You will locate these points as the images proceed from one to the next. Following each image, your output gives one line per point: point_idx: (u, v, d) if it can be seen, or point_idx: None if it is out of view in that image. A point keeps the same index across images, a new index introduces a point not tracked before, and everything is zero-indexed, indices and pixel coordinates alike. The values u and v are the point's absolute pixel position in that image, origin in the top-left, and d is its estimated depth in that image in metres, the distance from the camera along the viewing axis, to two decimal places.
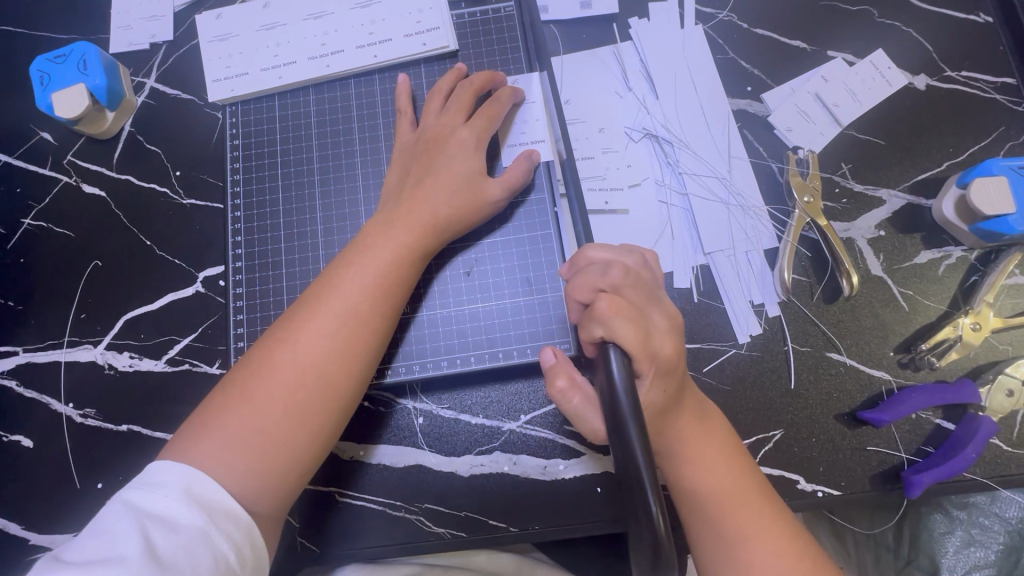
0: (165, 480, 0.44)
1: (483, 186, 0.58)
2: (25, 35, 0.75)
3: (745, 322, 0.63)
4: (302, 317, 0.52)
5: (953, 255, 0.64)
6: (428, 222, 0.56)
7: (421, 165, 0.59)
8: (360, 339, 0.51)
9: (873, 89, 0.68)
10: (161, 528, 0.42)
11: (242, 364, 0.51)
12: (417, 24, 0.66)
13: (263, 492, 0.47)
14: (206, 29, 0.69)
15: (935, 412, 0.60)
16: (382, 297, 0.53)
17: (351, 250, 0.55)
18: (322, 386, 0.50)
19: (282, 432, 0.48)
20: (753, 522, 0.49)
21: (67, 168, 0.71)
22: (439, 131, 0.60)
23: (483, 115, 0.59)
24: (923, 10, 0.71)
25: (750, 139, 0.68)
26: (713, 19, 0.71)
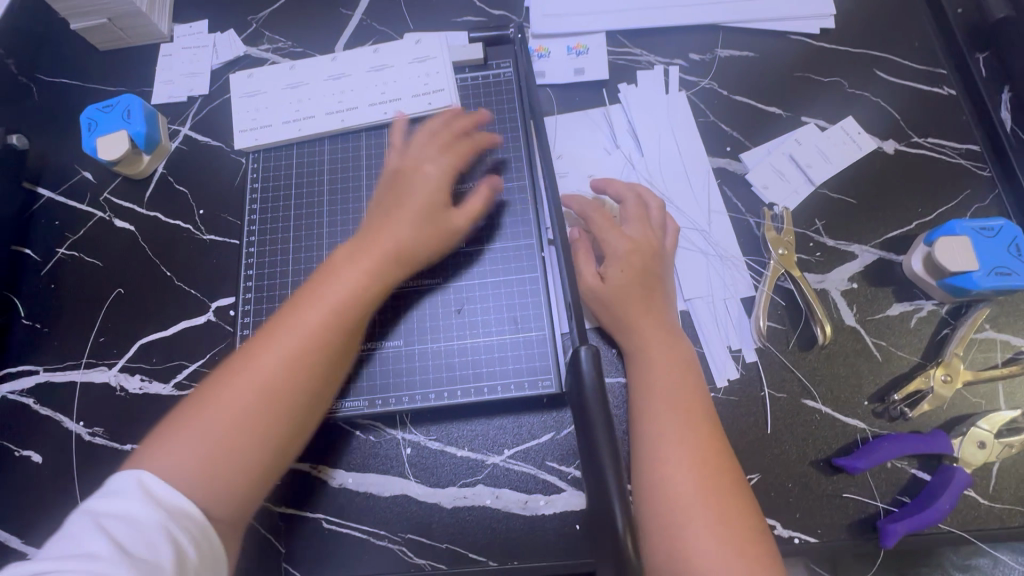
0: (123, 486, 0.45)
1: (446, 219, 0.62)
2: (79, 87, 0.84)
3: (722, 366, 0.65)
4: (269, 330, 0.53)
5: (925, 308, 0.67)
6: (400, 247, 0.58)
7: (391, 197, 0.62)
8: (323, 361, 0.53)
9: (844, 152, 0.73)
10: (125, 526, 0.43)
11: (210, 376, 0.52)
12: (425, 86, 0.73)
13: (217, 504, 0.48)
14: (238, 86, 0.77)
15: (910, 462, 0.61)
16: (348, 318, 0.54)
17: (324, 271, 0.57)
18: (281, 401, 0.51)
19: (237, 445, 0.49)
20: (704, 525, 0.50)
21: (103, 204, 0.78)
22: (411, 164, 0.64)
23: (456, 152, 0.66)
24: (890, 82, 0.77)
25: (729, 195, 0.73)
26: (696, 86, 0.78)
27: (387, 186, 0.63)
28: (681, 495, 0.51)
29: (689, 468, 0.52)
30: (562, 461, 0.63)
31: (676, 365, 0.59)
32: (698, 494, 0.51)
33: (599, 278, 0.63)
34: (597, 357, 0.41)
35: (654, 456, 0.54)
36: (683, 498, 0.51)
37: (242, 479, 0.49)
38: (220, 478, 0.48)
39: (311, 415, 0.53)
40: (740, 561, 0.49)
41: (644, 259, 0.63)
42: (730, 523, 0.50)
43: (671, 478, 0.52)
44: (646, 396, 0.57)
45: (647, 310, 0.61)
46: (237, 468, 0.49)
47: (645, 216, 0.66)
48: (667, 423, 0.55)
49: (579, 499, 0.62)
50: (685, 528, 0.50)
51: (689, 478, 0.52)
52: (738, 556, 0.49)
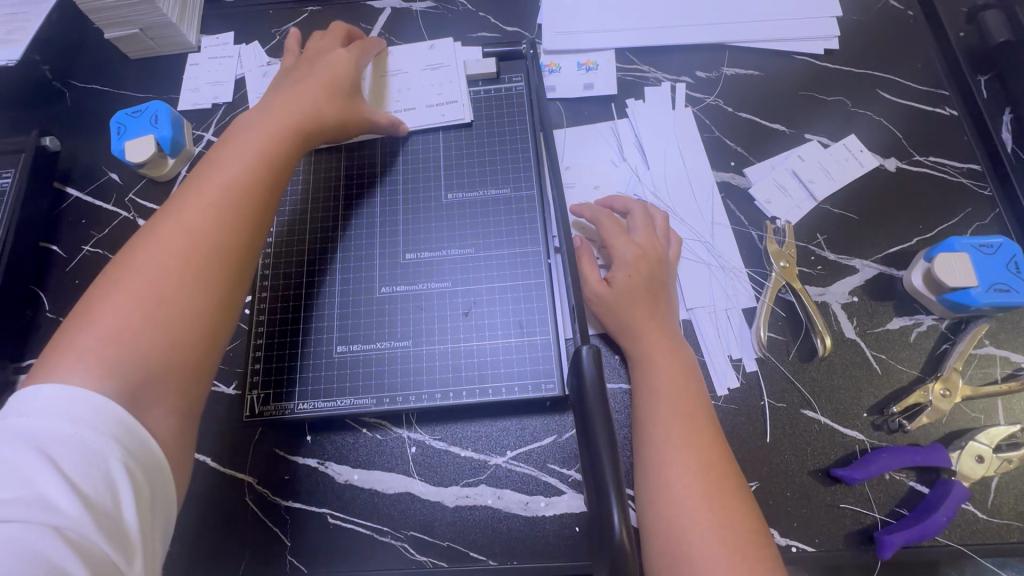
0: (48, 402, 0.41)
1: (351, 99, 0.68)
2: (109, 93, 0.88)
3: (723, 375, 0.67)
4: (169, 210, 0.53)
5: (924, 323, 0.68)
6: (308, 110, 0.63)
7: (285, 88, 0.67)
8: (246, 190, 0.55)
9: (847, 169, 0.75)
10: (64, 451, 0.39)
11: (107, 271, 0.50)
12: (438, 96, 0.77)
13: (152, 381, 0.45)
14: (258, 87, 0.86)
15: (908, 474, 0.62)
16: (267, 160, 0.58)
17: (215, 152, 0.58)
18: (200, 253, 0.51)
19: (161, 307, 0.48)
20: (702, 530, 0.51)
21: (128, 204, 0.81)
22: (311, 55, 0.72)
23: (357, 47, 0.74)
24: (893, 102, 0.79)
25: (732, 208, 0.75)
26: (702, 102, 0.81)
27: (277, 92, 0.66)
28: (687, 501, 0.53)
29: (692, 473, 0.54)
30: (563, 464, 0.65)
31: (679, 371, 0.60)
32: (701, 498, 0.52)
33: (605, 283, 0.65)
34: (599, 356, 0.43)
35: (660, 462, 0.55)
36: (688, 503, 0.52)
37: (177, 350, 0.47)
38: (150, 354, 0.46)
39: (248, 272, 0.54)
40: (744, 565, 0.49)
41: (650, 266, 0.65)
42: (734, 530, 0.51)
43: (675, 484, 0.54)
44: (650, 403, 0.59)
45: (653, 317, 0.63)
46: (173, 339, 0.47)
47: (650, 227, 0.68)
48: (671, 428, 0.56)
49: (579, 502, 0.63)
50: (690, 533, 0.51)
51: (692, 483, 0.53)
52: (742, 561, 0.50)
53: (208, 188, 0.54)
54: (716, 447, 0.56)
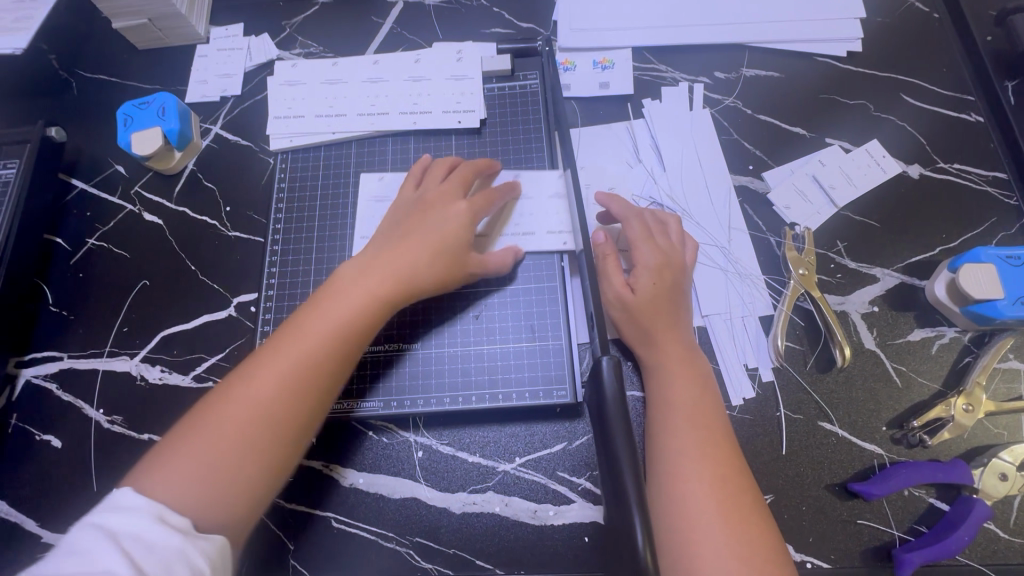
0: (136, 502, 0.44)
1: (463, 257, 0.61)
2: (116, 84, 0.86)
3: (738, 384, 0.65)
4: (262, 354, 0.54)
5: (947, 335, 0.66)
6: (405, 278, 0.58)
7: (404, 225, 0.62)
8: (307, 391, 0.53)
9: (868, 175, 0.73)
10: (139, 545, 0.42)
11: (207, 399, 0.53)
12: (513, 226, 0.68)
13: (212, 507, 0.48)
14: (280, 73, 0.79)
15: (928, 491, 0.60)
16: (343, 341, 0.55)
17: (321, 293, 0.59)
18: (274, 420, 0.51)
19: (233, 459, 0.49)
20: (715, 543, 0.50)
21: (133, 197, 0.80)
22: (434, 199, 0.64)
23: (481, 198, 0.64)
24: (916, 107, 0.77)
25: (750, 213, 0.73)
26: (720, 104, 0.79)
27: (382, 239, 0.62)
28: (699, 513, 0.51)
29: (705, 484, 0.52)
30: (573, 472, 0.63)
31: (695, 381, 0.59)
32: (715, 511, 0.51)
33: (628, 288, 0.63)
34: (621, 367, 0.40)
35: (674, 473, 0.53)
36: (701, 516, 0.51)
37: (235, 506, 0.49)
38: (216, 499, 0.48)
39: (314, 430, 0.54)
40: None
41: (674, 274, 0.64)
42: (748, 545, 0.50)
43: (687, 495, 0.52)
44: (665, 411, 0.57)
45: (671, 326, 0.62)
46: (237, 485, 0.49)
47: (664, 232, 0.67)
48: (685, 438, 0.55)
49: (589, 511, 0.62)
50: (700, 544, 0.50)
51: (705, 494, 0.52)
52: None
53: (301, 337, 0.54)
54: (731, 460, 0.54)
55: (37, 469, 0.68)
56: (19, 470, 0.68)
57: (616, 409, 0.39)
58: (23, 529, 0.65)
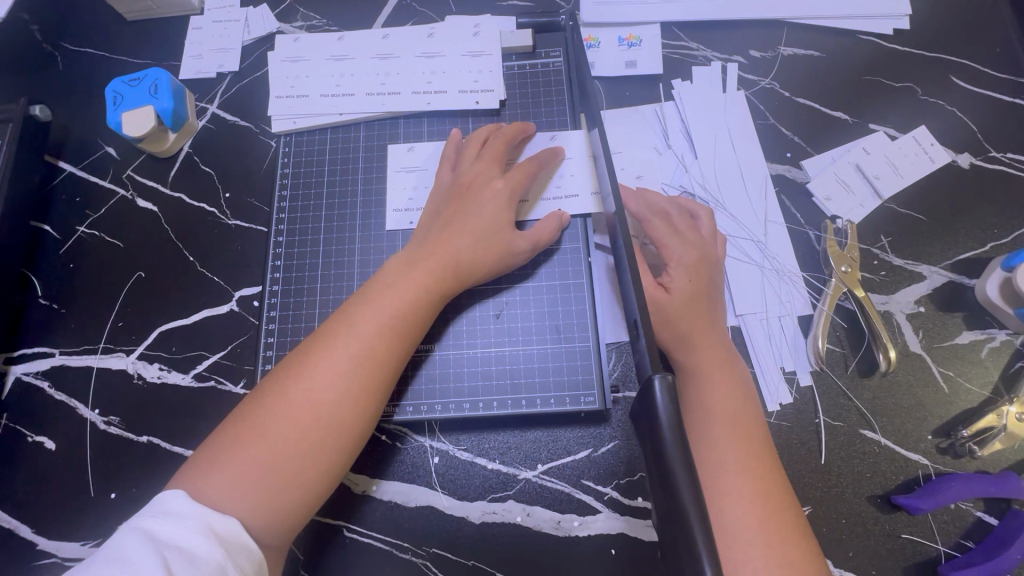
0: (185, 510, 0.43)
1: (509, 238, 0.59)
2: (104, 58, 0.80)
3: (775, 389, 0.61)
4: (311, 354, 0.51)
5: (997, 338, 0.62)
6: (452, 265, 0.56)
7: (452, 209, 0.60)
8: (367, 394, 0.51)
9: (915, 164, 0.68)
10: (180, 557, 0.41)
11: (252, 402, 0.50)
12: (557, 189, 0.65)
13: (272, 524, 0.47)
14: (281, 50, 0.72)
15: (976, 504, 0.57)
16: (398, 336, 0.53)
17: (370, 286, 0.56)
18: (333, 426, 0.49)
19: (291, 469, 0.48)
20: (758, 562, 0.46)
21: (126, 182, 0.75)
22: (473, 179, 0.61)
23: (518, 171, 0.61)
24: (968, 91, 0.72)
25: (788, 205, 0.68)
26: (756, 85, 0.73)
27: (431, 228, 0.59)
28: (741, 534, 0.47)
29: (747, 503, 0.48)
30: (599, 481, 0.60)
31: (733, 390, 0.55)
32: (757, 528, 0.47)
33: (662, 288, 0.59)
34: (676, 388, 0.35)
35: (715, 490, 0.49)
36: (743, 537, 0.47)
37: (298, 503, 0.48)
38: (280, 497, 0.47)
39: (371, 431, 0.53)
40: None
41: (710, 269, 0.60)
42: (794, 570, 0.46)
43: (728, 514, 0.48)
44: (703, 422, 0.53)
45: (709, 329, 0.57)
46: (302, 484, 0.48)
47: (692, 228, 0.62)
48: (725, 451, 0.51)
49: (615, 522, 0.58)
50: (743, 567, 0.46)
51: (748, 512, 0.48)
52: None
53: (352, 336, 0.52)
54: (773, 474, 0.50)
55: (30, 473, 0.64)
56: (11, 474, 0.64)
57: (672, 437, 0.34)
58: (17, 536, 0.62)
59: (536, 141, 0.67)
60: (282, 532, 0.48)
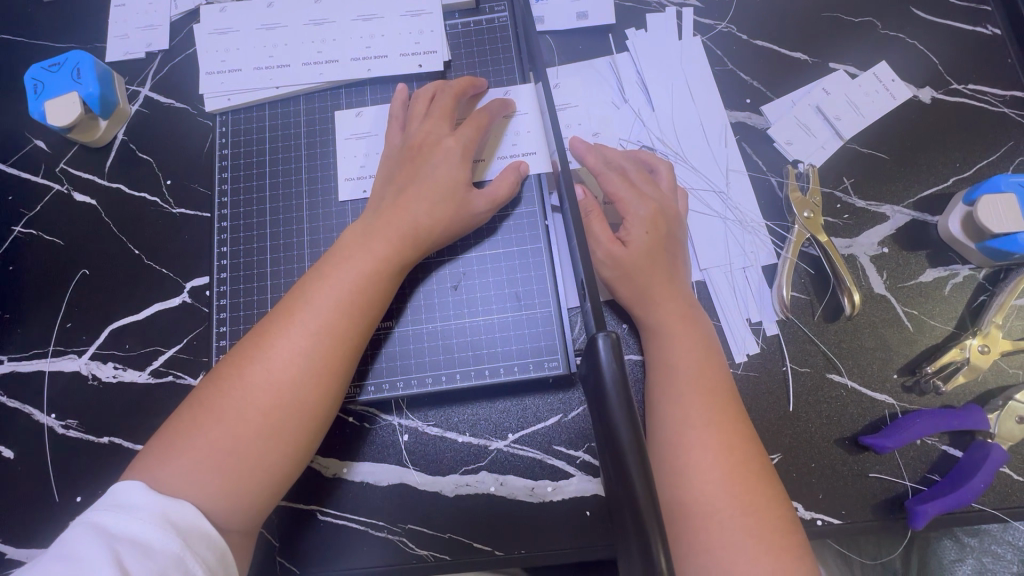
0: (138, 501, 0.42)
1: (467, 199, 0.57)
2: (24, 44, 0.75)
3: (742, 340, 0.61)
4: (268, 334, 0.49)
5: (960, 274, 0.61)
6: (411, 234, 0.54)
7: (406, 172, 0.57)
8: (330, 373, 0.49)
9: (876, 102, 0.66)
10: (133, 550, 0.40)
11: (209, 385, 0.49)
12: (512, 146, 0.62)
13: (235, 512, 0.46)
14: (208, 21, 0.68)
15: (941, 438, 0.58)
16: (360, 312, 0.51)
17: (327, 260, 0.53)
18: (295, 407, 0.48)
19: (253, 451, 0.46)
20: (724, 510, 0.46)
21: (59, 176, 0.71)
22: (424, 139, 0.58)
23: (469, 126, 0.58)
24: (929, 22, 0.69)
25: (749, 152, 0.66)
26: (712, 30, 0.70)
27: (387, 194, 0.57)
28: (707, 485, 0.47)
29: (712, 454, 0.48)
30: (570, 446, 0.59)
31: (699, 345, 0.54)
32: (722, 479, 0.47)
33: (619, 242, 0.57)
34: (621, 345, 0.34)
35: (680, 443, 0.49)
36: (709, 488, 0.47)
37: (265, 486, 0.47)
38: (243, 482, 0.46)
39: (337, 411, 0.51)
40: (771, 555, 0.44)
41: (668, 223, 0.59)
42: (758, 515, 0.46)
43: (694, 466, 0.48)
44: (668, 379, 0.53)
45: (668, 284, 0.56)
46: (266, 467, 0.47)
47: (651, 182, 0.60)
48: (690, 405, 0.50)
49: (588, 484, 0.58)
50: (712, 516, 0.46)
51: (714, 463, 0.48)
52: (765, 551, 0.45)
53: (310, 314, 0.50)
54: (739, 424, 0.50)
55: None
56: None
57: (616, 394, 0.33)
58: None
59: (488, 96, 0.64)
60: (247, 521, 0.47)
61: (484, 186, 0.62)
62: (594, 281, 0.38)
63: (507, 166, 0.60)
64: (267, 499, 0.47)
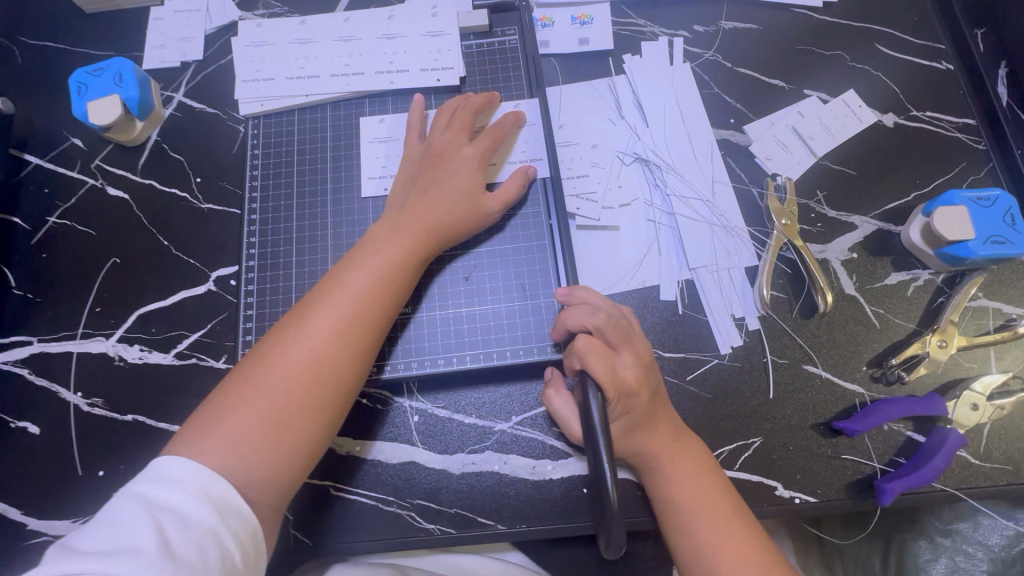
0: (179, 476, 0.46)
1: (482, 198, 0.63)
2: (66, 50, 0.81)
3: (726, 333, 0.66)
4: (303, 318, 0.54)
5: (921, 277, 0.68)
6: (433, 230, 0.60)
7: (426, 176, 0.63)
8: (362, 351, 0.54)
9: (845, 124, 0.74)
10: (174, 522, 0.43)
11: (251, 361, 0.53)
12: (521, 153, 0.69)
13: (275, 477, 0.50)
14: (245, 35, 0.74)
15: (905, 424, 0.63)
16: (389, 297, 0.56)
17: (358, 252, 0.58)
18: (330, 382, 0.52)
19: (292, 422, 0.51)
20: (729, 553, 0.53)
21: (95, 172, 0.76)
22: (443, 146, 0.64)
23: (485, 138, 0.64)
24: (891, 56, 0.78)
25: (733, 166, 0.73)
26: (700, 58, 0.78)
27: (409, 195, 0.62)
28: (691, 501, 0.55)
29: (689, 468, 0.56)
30: None
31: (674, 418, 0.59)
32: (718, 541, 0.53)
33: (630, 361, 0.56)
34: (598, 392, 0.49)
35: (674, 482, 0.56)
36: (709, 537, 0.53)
37: (299, 455, 0.51)
38: (279, 451, 0.50)
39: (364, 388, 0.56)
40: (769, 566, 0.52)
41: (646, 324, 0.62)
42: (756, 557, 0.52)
43: (675, 482, 0.56)
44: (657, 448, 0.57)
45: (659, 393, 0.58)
46: (303, 435, 0.51)
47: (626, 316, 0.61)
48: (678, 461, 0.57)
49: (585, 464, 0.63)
50: (694, 523, 0.54)
51: (693, 483, 0.56)
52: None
53: (344, 297, 0.55)
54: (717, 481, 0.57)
55: (16, 457, 0.65)
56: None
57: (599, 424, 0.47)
58: (6, 518, 0.63)
59: (500, 109, 0.71)
60: (283, 489, 0.51)
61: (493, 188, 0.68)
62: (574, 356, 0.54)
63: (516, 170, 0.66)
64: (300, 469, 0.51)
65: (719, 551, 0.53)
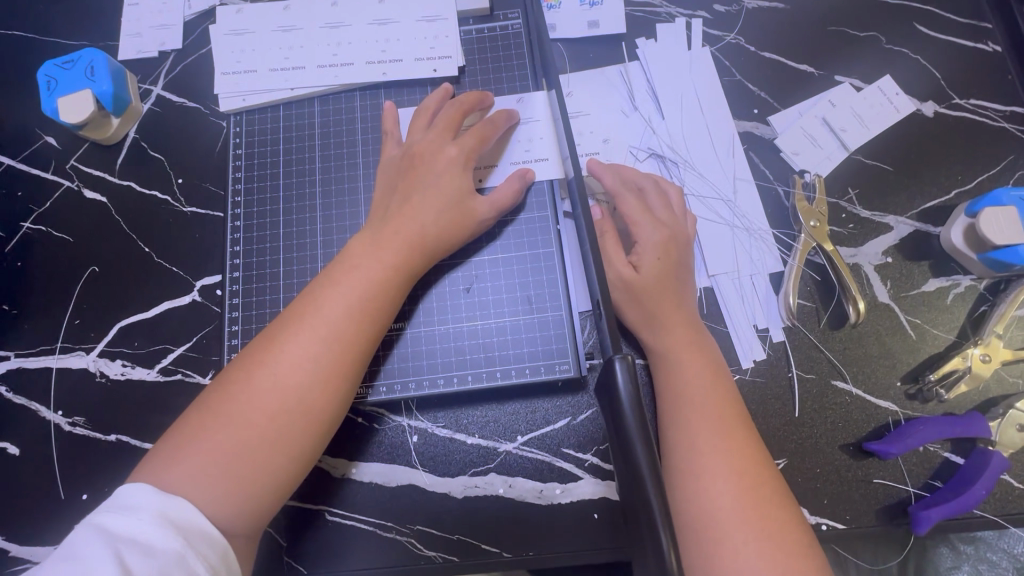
0: (142, 502, 0.42)
1: (471, 204, 0.57)
2: (36, 41, 0.75)
3: (748, 346, 0.62)
4: (275, 342, 0.49)
5: (962, 284, 0.63)
6: (416, 241, 0.54)
7: (404, 183, 0.57)
8: (337, 381, 0.49)
9: (880, 114, 0.68)
10: (137, 552, 0.40)
11: (218, 387, 0.49)
12: (524, 152, 0.63)
13: (244, 515, 0.46)
14: (224, 22, 0.68)
15: (943, 445, 0.59)
16: (368, 319, 0.51)
17: (335, 267, 0.53)
18: (301, 413, 0.48)
19: (260, 456, 0.46)
20: (728, 492, 0.49)
21: (70, 173, 0.71)
22: (424, 149, 0.58)
23: (472, 135, 0.58)
24: (932, 38, 0.71)
25: (757, 161, 0.67)
26: (721, 41, 0.71)
27: (389, 203, 0.57)
28: (699, 444, 0.51)
29: (709, 413, 0.53)
30: (579, 448, 0.60)
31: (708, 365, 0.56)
32: (729, 506, 0.48)
33: (630, 266, 0.60)
34: (635, 369, 0.39)
35: (689, 415, 0.53)
36: (716, 483, 0.49)
37: (269, 491, 0.47)
38: (247, 487, 0.46)
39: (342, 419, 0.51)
40: (776, 546, 0.46)
41: (679, 250, 0.60)
42: (758, 507, 0.48)
43: (691, 427, 0.52)
44: (677, 402, 0.54)
45: (675, 307, 0.58)
46: (273, 471, 0.47)
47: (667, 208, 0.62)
48: (699, 402, 0.53)
49: (597, 487, 0.59)
50: (700, 461, 0.51)
51: (706, 424, 0.52)
52: (766, 541, 0.47)
53: (318, 320, 0.50)
54: (742, 423, 0.53)
55: None
56: None
57: (632, 411, 0.38)
58: None
59: (499, 104, 0.65)
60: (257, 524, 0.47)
61: (487, 192, 0.63)
62: (610, 303, 0.42)
63: (514, 173, 0.61)
64: (272, 503, 0.47)
65: (717, 495, 0.49)
